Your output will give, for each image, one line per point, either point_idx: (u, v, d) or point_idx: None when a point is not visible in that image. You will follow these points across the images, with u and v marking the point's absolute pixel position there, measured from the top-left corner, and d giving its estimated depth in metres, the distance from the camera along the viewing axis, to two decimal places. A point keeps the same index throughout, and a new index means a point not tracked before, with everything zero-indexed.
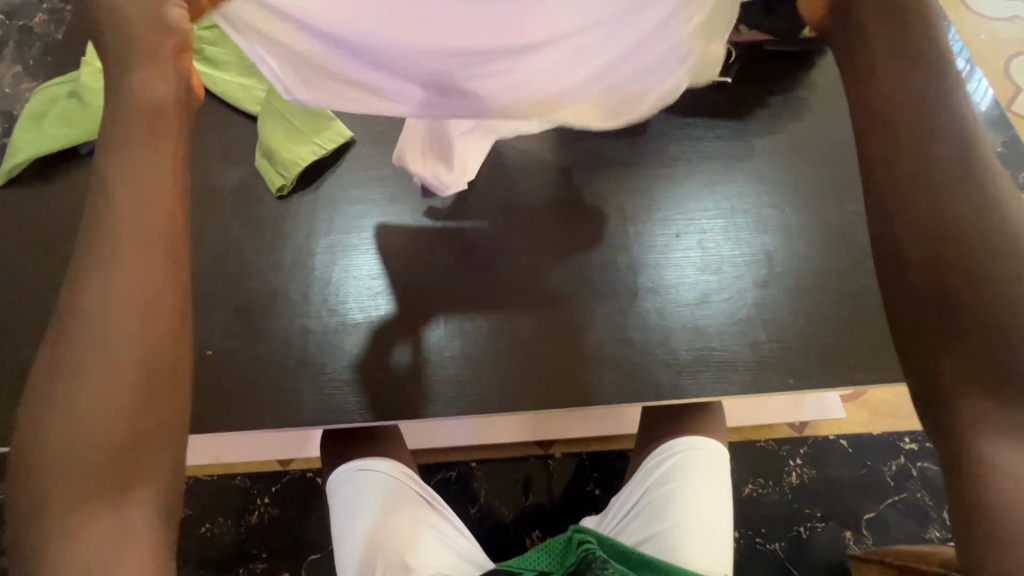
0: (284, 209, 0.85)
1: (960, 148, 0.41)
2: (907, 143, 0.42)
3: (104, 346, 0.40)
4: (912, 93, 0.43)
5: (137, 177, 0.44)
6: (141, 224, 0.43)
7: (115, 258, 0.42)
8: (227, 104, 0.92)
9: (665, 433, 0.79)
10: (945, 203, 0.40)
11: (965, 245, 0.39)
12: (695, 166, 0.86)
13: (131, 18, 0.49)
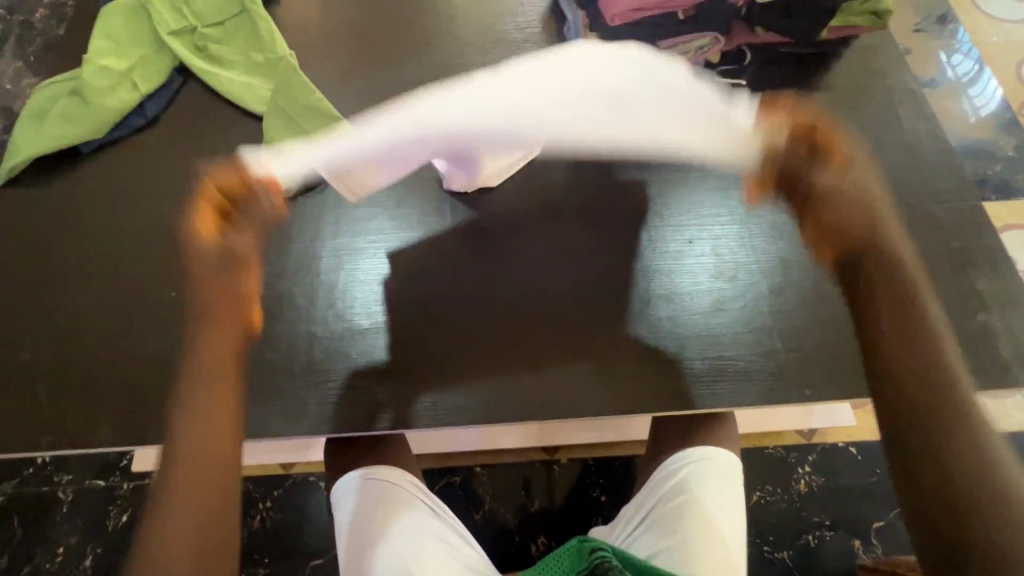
0: (289, 210, 0.83)
1: (919, 327, 0.46)
2: (884, 322, 0.47)
3: (186, 479, 0.47)
4: (886, 268, 0.48)
5: (213, 324, 0.53)
6: (218, 359, 0.51)
7: (182, 458, 0.47)
8: (232, 103, 0.91)
9: (676, 442, 0.77)
10: (927, 393, 0.44)
11: (947, 436, 0.42)
12: (709, 171, 0.85)
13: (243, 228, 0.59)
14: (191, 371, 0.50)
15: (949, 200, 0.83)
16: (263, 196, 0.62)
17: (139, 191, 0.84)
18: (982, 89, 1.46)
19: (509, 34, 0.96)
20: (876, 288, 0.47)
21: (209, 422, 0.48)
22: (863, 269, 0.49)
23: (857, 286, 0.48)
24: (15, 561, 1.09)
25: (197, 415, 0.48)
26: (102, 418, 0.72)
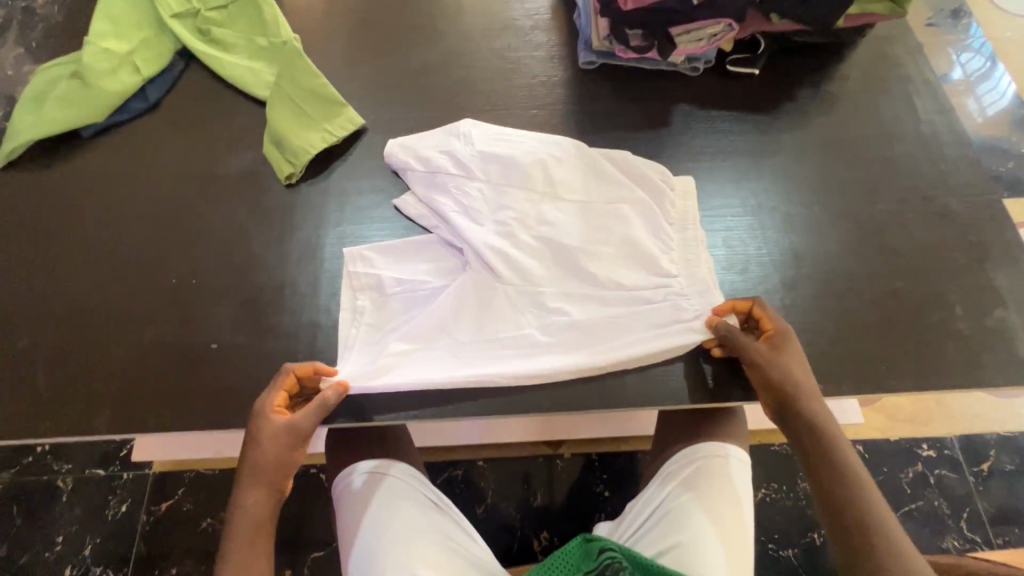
0: (293, 197, 0.81)
1: (844, 486, 0.61)
2: (819, 466, 0.62)
3: (246, 558, 0.60)
4: (833, 472, 0.61)
5: (260, 464, 0.62)
6: (259, 514, 0.62)
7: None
8: (235, 88, 0.89)
9: (684, 435, 0.76)
10: (850, 498, 0.60)
11: (859, 518, 0.59)
12: (721, 162, 0.83)
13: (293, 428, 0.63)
14: (233, 536, 0.61)
15: (967, 194, 0.81)
16: (297, 438, 0.63)
17: (141, 175, 0.83)
18: (993, 85, 1.38)
19: (517, 21, 0.95)
20: (837, 500, 0.61)
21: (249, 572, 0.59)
22: (819, 479, 0.62)
23: (815, 478, 0.63)
24: (14, 550, 1.08)
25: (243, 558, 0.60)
26: (101, 406, 0.70)
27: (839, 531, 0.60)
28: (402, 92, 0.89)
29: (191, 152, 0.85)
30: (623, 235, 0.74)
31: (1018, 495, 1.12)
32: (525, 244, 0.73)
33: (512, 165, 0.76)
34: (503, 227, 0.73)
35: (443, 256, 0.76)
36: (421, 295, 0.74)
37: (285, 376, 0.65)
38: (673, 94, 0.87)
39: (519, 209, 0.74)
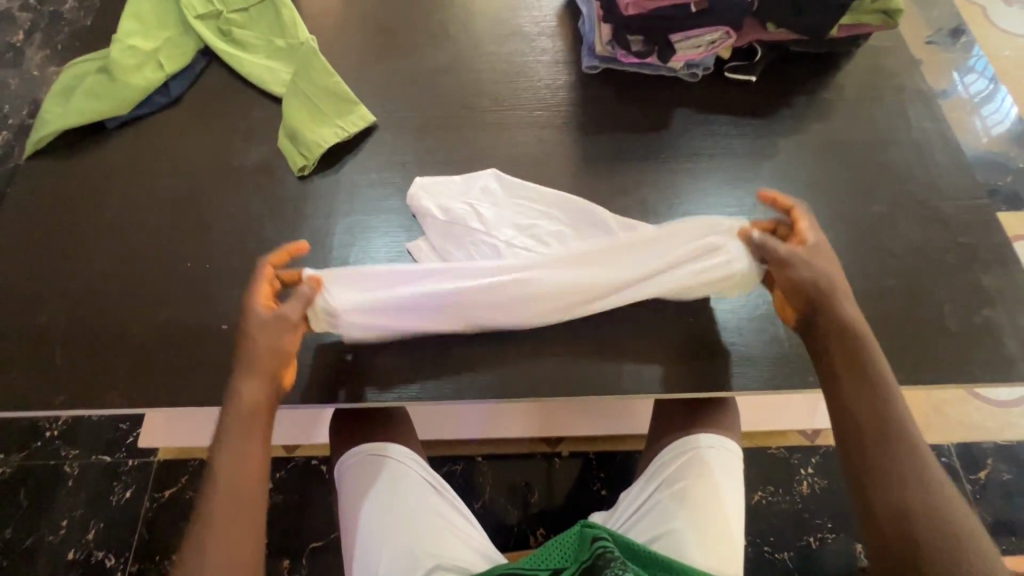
0: (304, 189, 0.85)
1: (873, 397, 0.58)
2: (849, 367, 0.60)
3: (242, 451, 0.58)
4: (871, 398, 0.58)
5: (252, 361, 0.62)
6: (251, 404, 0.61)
7: (228, 476, 0.57)
8: (252, 86, 0.93)
9: (677, 426, 0.77)
10: (882, 413, 0.57)
11: (884, 442, 0.56)
12: (718, 163, 0.86)
13: (272, 322, 0.64)
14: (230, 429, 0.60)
15: (958, 199, 0.83)
16: (284, 329, 0.65)
17: (161, 165, 0.87)
18: (996, 107, 1.45)
19: (524, 28, 0.99)
20: (860, 400, 0.58)
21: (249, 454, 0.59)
22: (837, 396, 0.60)
23: (839, 379, 0.60)
24: (19, 531, 1.10)
25: (243, 438, 0.59)
26: (114, 381, 0.73)
27: (851, 440, 0.57)
28: (412, 92, 0.93)
29: (210, 144, 0.89)
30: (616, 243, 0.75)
31: (1015, 506, 1.12)
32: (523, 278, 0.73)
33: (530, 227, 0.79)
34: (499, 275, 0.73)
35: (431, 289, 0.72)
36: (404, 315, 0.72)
37: (262, 270, 0.67)
38: (672, 98, 0.91)
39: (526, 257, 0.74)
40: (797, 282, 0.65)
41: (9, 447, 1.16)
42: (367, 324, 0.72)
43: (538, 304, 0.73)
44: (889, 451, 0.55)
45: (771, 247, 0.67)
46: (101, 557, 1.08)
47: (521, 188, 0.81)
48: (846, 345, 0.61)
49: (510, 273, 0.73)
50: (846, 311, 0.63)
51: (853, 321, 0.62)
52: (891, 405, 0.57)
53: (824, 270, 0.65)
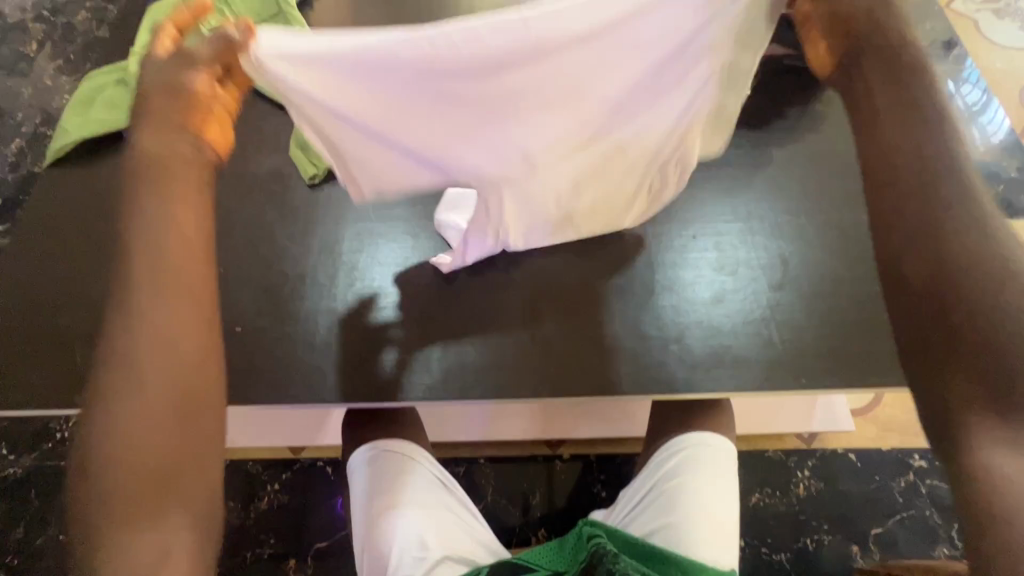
0: (315, 196, 0.88)
1: (925, 162, 0.46)
2: (886, 112, 0.49)
3: (155, 273, 0.44)
4: (915, 139, 0.47)
5: (163, 175, 0.47)
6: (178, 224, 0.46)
7: (137, 295, 0.43)
8: (264, 97, 0.96)
9: (675, 425, 0.80)
10: (939, 187, 0.45)
11: (941, 214, 0.44)
12: (714, 172, 0.89)
13: (174, 87, 0.50)
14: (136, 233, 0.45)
15: None
16: (184, 73, 0.50)
17: None
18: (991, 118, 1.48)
19: None
20: (925, 147, 0.47)
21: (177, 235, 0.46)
22: (870, 152, 0.49)
23: (873, 124, 0.49)
24: (30, 531, 1.12)
25: (156, 231, 0.45)
26: None
27: (908, 203, 0.45)
28: None
29: None
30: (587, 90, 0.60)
31: None
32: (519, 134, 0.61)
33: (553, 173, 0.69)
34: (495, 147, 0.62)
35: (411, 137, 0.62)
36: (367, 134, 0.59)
37: (160, 28, 0.53)
38: None
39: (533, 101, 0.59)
40: (836, 19, 0.53)
41: (20, 448, 1.19)
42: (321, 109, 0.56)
43: (547, 138, 0.62)
44: (935, 211, 0.44)
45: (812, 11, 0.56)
46: None
47: None
48: (893, 73, 0.50)
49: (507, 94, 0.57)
50: (896, 27, 0.52)
51: (904, 40, 0.51)
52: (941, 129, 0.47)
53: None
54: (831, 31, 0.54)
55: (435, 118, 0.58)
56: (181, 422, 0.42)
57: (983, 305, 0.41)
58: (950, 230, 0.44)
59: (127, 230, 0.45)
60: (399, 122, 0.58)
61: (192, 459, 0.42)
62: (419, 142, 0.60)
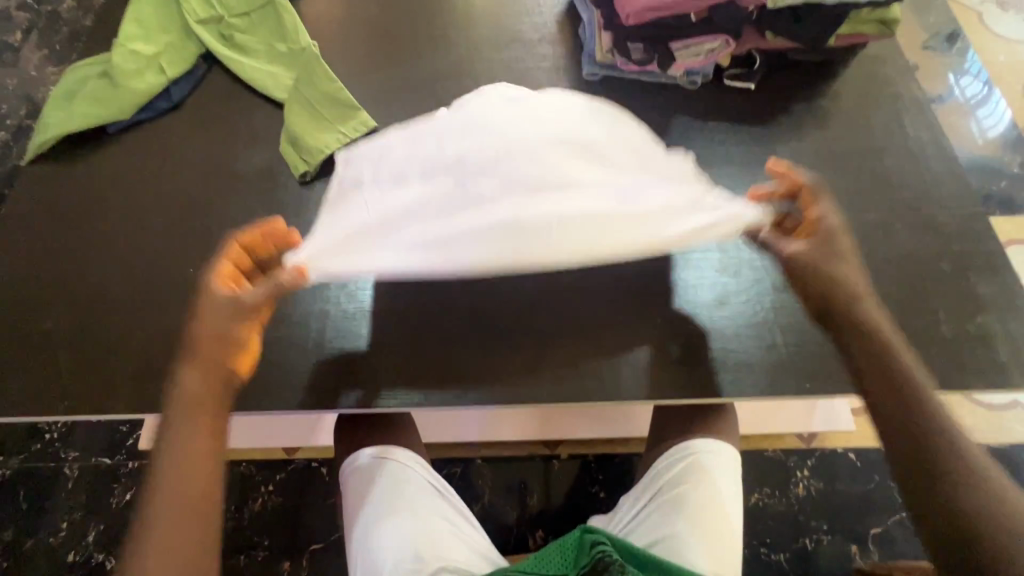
0: (306, 193, 0.85)
1: (862, 314, 0.60)
2: (825, 238, 0.64)
3: (179, 472, 0.54)
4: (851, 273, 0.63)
5: (199, 369, 0.59)
6: (202, 420, 0.57)
7: (165, 474, 0.54)
8: (254, 91, 0.93)
9: (676, 432, 0.79)
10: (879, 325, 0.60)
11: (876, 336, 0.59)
12: (718, 170, 0.87)
13: (207, 314, 0.60)
14: (194, 338, 0.59)
15: (952, 206, 0.84)
16: (232, 321, 0.60)
17: (163, 170, 0.87)
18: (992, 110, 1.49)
19: (525, 35, 1.00)
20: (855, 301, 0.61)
21: (220, 340, 0.60)
22: (829, 237, 0.64)
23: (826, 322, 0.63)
24: (20, 534, 1.10)
25: (188, 425, 0.57)
26: (115, 386, 0.73)
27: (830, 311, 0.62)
28: (414, 100, 0.94)
29: (213, 149, 0.89)
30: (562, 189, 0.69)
31: None
32: (529, 186, 0.69)
33: (512, 101, 0.72)
34: (512, 169, 0.69)
35: (442, 194, 0.70)
36: (389, 190, 0.71)
37: (228, 247, 0.63)
38: (671, 105, 0.92)
39: (534, 199, 0.68)
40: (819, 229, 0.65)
41: (8, 449, 1.17)
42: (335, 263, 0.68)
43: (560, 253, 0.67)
44: (870, 341, 0.59)
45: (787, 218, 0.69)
46: (101, 559, 1.09)
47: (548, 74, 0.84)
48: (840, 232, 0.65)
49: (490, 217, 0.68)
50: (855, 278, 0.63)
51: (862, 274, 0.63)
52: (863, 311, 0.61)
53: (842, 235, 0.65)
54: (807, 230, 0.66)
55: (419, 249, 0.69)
56: (204, 522, 0.54)
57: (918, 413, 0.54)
58: (886, 340, 0.59)
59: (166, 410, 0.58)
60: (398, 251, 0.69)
61: (202, 558, 0.53)
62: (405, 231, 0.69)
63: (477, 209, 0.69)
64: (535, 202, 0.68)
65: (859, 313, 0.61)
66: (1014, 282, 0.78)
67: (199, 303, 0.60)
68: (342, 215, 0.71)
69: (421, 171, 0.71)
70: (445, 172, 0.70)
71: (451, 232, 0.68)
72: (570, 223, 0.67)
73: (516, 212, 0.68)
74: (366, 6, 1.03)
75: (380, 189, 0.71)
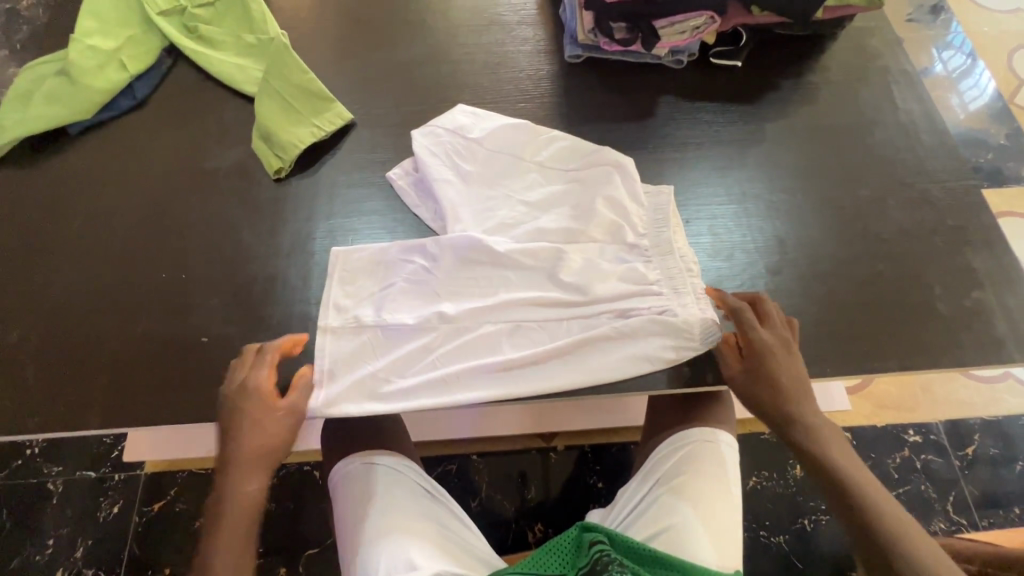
0: (282, 190, 0.82)
1: (807, 424, 0.65)
2: (774, 352, 0.68)
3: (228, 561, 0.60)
4: (797, 385, 0.67)
5: (242, 466, 0.63)
6: (240, 517, 0.62)
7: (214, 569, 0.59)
8: (222, 85, 0.89)
9: (672, 421, 0.77)
10: (825, 440, 0.65)
11: (825, 448, 0.64)
12: (707, 151, 0.84)
13: (253, 419, 0.64)
14: (242, 440, 0.64)
15: (944, 180, 0.82)
16: (270, 425, 0.65)
17: (131, 170, 0.83)
18: (975, 82, 1.43)
19: (505, 17, 0.97)
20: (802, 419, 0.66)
21: (262, 441, 0.64)
22: (775, 351, 0.68)
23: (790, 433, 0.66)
24: (3, 554, 1.07)
25: (233, 523, 0.62)
26: (89, 401, 0.70)
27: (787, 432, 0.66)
28: (391, 88, 0.91)
29: (182, 147, 0.85)
30: (538, 306, 0.72)
31: (1001, 479, 1.16)
32: (526, 303, 0.72)
33: (492, 219, 0.77)
34: (491, 288, 0.73)
35: (446, 337, 0.71)
36: (397, 335, 0.71)
37: (265, 356, 0.67)
38: (657, 85, 0.89)
39: (525, 313, 0.72)
40: (761, 344, 0.68)
41: None
42: (352, 397, 0.68)
43: (524, 349, 0.71)
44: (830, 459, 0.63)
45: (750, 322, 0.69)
46: None
47: (485, 116, 0.83)
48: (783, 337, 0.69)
49: (492, 337, 0.71)
50: (793, 371, 0.67)
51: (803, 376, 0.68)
52: (816, 425, 0.65)
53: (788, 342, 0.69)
54: (754, 345, 0.68)
55: (431, 373, 0.69)
56: None
57: (875, 528, 0.59)
58: (832, 449, 0.64)
59: (214, 505, 0.63)
60: (417, 378, 0.69)
61: None
62: (414, 355, 0.70)
63: (483, 347, 0.71)
64: (528, 335, 0.71)
65: (806, 419, 0.66)
66: (1009, 255, 0.77)
67: (239, 405, 0.65)
68: (345, 365, 0.70)
69: (429, 308, 0.72)
70: (444, 315, 0.71)
71: (458, 373, 0.69)
72: (529, 328, 0.72)
73: (512, 343, 0.71)
74: None
75: (386, 334, 0.71)
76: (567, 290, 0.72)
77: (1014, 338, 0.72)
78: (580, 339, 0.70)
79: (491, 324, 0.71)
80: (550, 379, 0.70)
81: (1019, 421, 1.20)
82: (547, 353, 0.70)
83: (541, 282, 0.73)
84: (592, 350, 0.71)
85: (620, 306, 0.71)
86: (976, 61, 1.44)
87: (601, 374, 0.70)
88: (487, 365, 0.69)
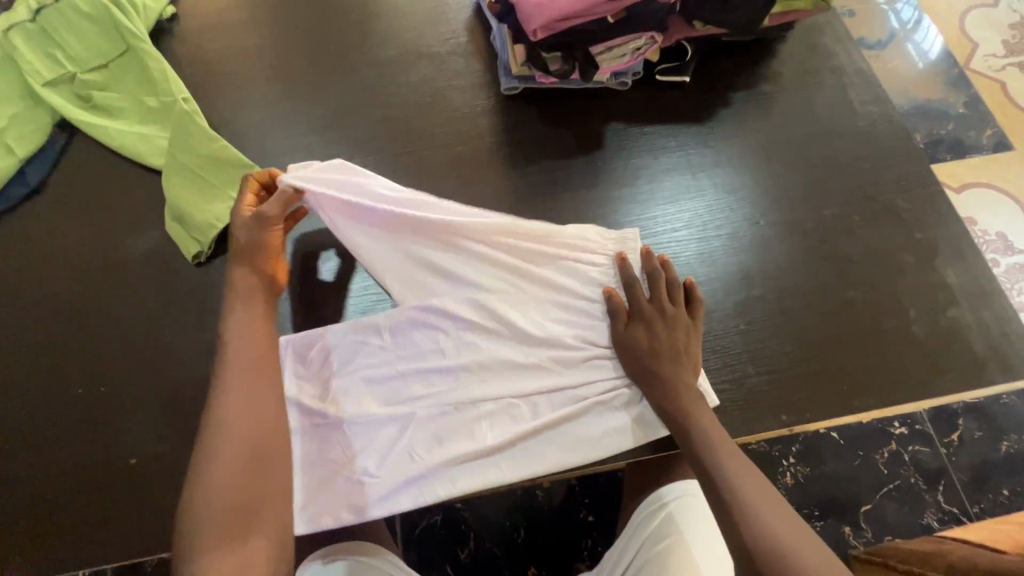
0: (205, 276, 0.74)
1: (711, 448, 0.61)
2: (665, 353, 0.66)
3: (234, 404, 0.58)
4: (690, 396, 0.64)
5: (247, 322, 0.63)
6: (249, 364, 0.61)
7: (221, 412, 0.58)
8: (126, 159, 0.80)
9: (652, 480, 0.73)
10: (729, 467, 0.59)
11: (730, 475, 0.59)
12: (664, 178, 0.79)
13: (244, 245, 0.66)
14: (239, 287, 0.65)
15: (909, 188, 0.78)
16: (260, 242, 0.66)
17: (32, 271, 0.74)
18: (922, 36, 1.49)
19: (434, 47, 0.89)
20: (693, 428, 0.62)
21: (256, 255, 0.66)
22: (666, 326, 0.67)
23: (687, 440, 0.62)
24: None
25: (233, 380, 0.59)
26: (9, 547, 0.63)
27: (691, 450, 0.62)
28: (316, 143, 0.83)
29: (87, 238, 0.76)
30: (516, 376, 0.67)
31: (988, 461, 1.16)
32: (501, 375, 0.67)
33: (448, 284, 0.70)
34: (453, 362, 0.67)
35: (419, 427, 0.66)
36: (364, 429, 0.65)
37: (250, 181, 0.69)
38: (603, 112, 0.83)
39: (502, 388, 0.67)
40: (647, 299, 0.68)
41: None
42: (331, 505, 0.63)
43: (509, 428, 0.66)
44: (733, 482, 0.58)
45: (639, 287, 0.68)
46: None
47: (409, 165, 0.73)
48: (674, 295, 0.69)
49: (470, 419, 0.66)
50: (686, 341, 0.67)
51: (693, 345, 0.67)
52: (720, 443, 0.61)
53: (678, 300, 0.68)
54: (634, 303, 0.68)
55: (405, 466, 0.64)
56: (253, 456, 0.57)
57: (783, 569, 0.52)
58: (733, 480, 0.59)
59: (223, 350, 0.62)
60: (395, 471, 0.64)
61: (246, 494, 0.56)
62: (384, 448, 0.65)
63: (459, 435, 0.65)
64: (510, 413, 0.66)
65: (712, 444, 0.61)
66: (982, 266, 0.74)
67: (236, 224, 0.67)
68: (309, 473, 0.64)
69: (396, 397, 0.66)
70: (416, 399, 0.66)
71: (439, 462, 0.64)
72: (508, 403, 0.66)
73: (492, 424, 0.66)
74: (246, 34, 0.89)
75: (352, 432, 0.65)
76: (542, 357, 0.68)
77: (993, 356, 0.69)
78: (558, 415, 0.66)
79: (466, 399, 0.66)
80: (532, 462, 0.65)
81: (1000, 400, 1.20)
82: (529, 432, 0.65)
83: (514, 352, 0.68)
84: (574, 425, 0.66)
85: (598, 375, 0.68)
86: (921, 15, 1.52)
87: (585, 456, 0.66)
88: (463, 457, 0.64)
